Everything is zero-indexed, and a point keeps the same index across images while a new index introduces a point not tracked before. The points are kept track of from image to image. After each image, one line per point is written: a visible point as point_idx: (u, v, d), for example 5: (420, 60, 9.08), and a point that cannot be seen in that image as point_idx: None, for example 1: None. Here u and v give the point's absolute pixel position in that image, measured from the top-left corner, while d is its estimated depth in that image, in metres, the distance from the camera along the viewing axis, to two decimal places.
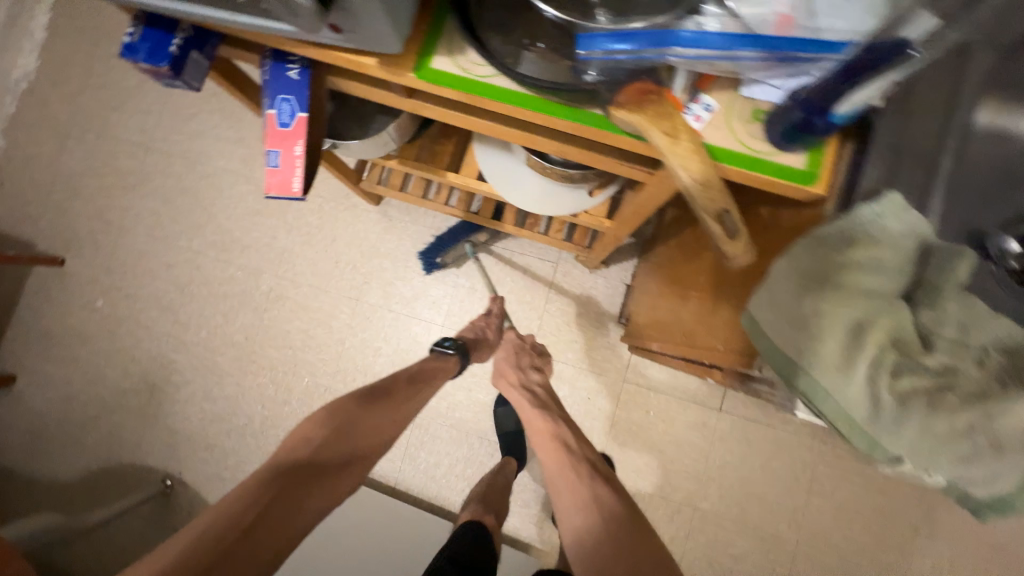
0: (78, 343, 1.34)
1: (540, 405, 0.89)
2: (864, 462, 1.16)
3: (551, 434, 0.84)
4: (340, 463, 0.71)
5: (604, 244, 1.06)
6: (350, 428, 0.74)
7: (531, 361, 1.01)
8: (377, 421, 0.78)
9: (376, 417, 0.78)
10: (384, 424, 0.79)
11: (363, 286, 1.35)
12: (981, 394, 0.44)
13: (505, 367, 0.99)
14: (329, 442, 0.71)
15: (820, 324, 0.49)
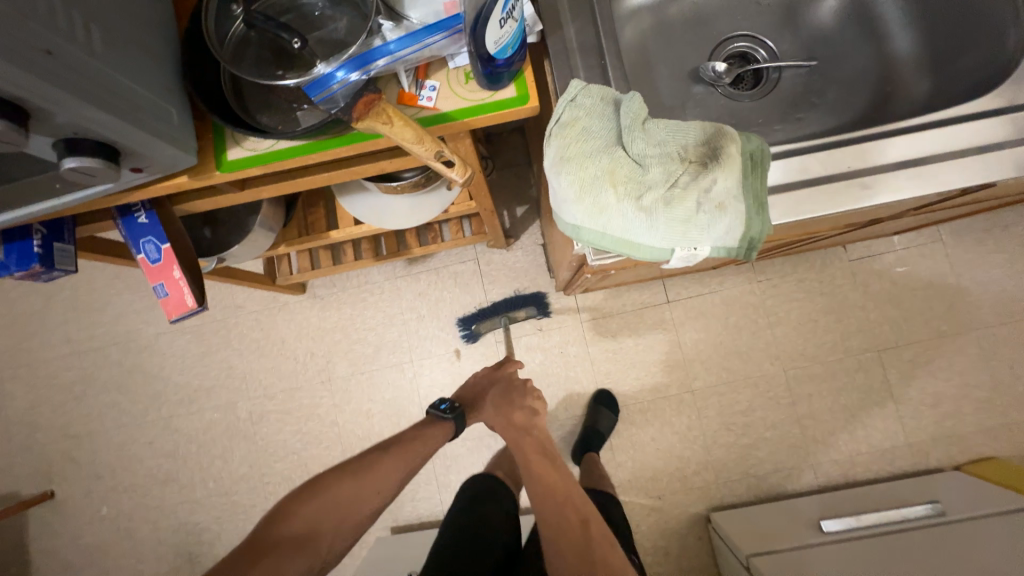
0: (105, 554, 1.37)
1: (544, 455, 0.82)
2: (796, 279, 1.31)
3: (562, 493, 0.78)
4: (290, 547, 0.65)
5: (496, 222, 1.12)
6: (302, 512, 0.68)
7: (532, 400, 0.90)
8: (338, 498, 0.70)
9: (353, 490, 0.72)
10: (350, 503, 0.71)
11: (327, 367, 1.39)
12: (697, 179, 0.46)
13: (504, 402, 0.88)
14: (301, 512, 0.68)
15: (574, 194, 0.47)
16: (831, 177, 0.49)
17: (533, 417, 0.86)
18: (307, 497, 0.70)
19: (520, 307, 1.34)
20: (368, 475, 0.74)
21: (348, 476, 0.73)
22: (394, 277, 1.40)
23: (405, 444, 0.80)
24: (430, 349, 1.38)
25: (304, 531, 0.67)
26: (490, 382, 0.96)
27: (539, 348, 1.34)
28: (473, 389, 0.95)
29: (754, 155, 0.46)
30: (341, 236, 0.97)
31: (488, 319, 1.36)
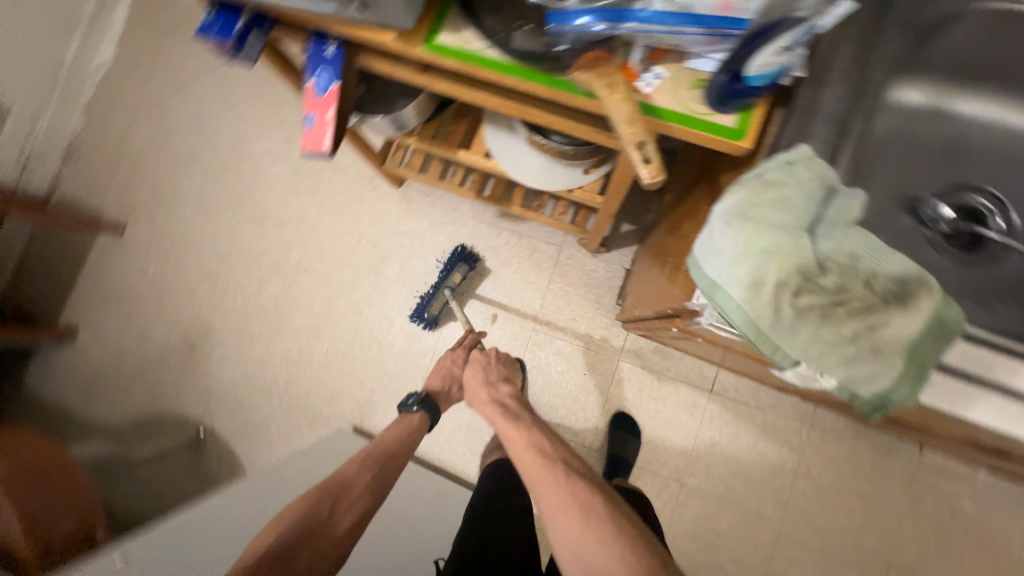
0: (132, 302, 1.52)
1: (512, 417, 0.92)
2: (849, 448, 1.19)
3: (526, 443, 0.84)
4: (276, 556, 0.70)
5: (603, 225, 1.09)
6: (283, 522, 0.75)
7: (497, 373, 1.08)
8: (320, 508, 0.77)
9: (339, 498, 0.80)
10: (333, 513, 0.77)
11: (381, 261, 1.43)
12: (867, 311, 0.41)
13: (474, 385, 1.03)
14: (288, 524, 0.74)
15: (734, 253, 0.43)
16: (996, 386, 0.43)
17: (501, 388, 1.02)
18: (291, 514, 0.76)
19: (455, 270, 1.30)
20: (347, 489, 0.81)
21: (329, 489, 0.80)
22: (479, 219, 1.41)
23: (378, 454, 0.90)
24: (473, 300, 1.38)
25: (298, 539, 0.73)
26: (458, 365, 1.13)
27: (566, 358, 1.32)
28: (449, 369, 1.12)
29: (943, 323, 0.41)
30: (466, 159, 0.96)
31: (434, 299, 1.32)
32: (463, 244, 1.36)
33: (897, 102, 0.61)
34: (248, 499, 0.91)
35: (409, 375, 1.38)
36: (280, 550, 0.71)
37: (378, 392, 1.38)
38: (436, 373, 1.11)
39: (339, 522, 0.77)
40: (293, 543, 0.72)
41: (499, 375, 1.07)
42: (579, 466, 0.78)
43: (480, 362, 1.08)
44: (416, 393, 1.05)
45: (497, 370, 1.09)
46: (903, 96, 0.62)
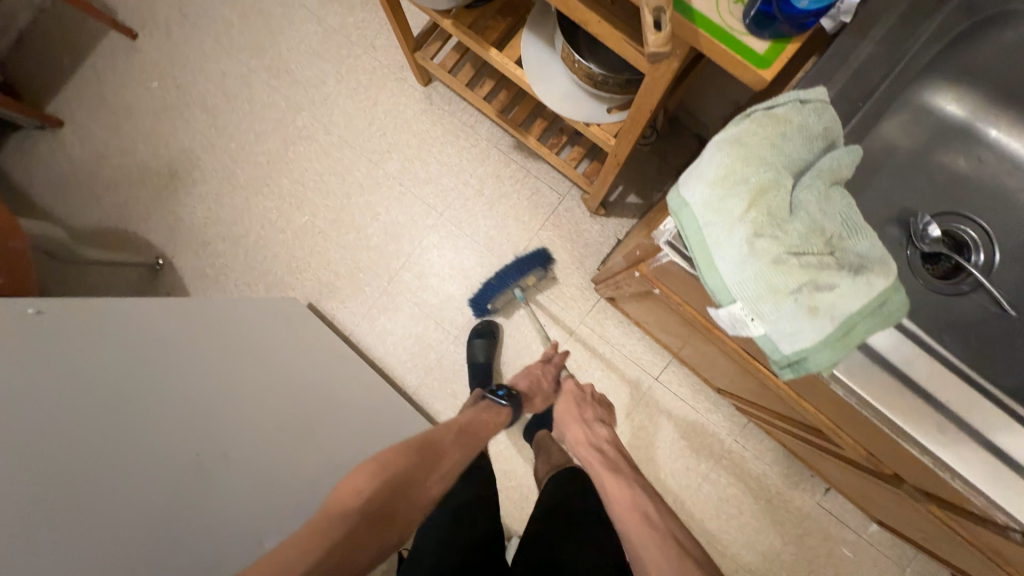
0: (127, 113, 1.47)
1: (612, 466, 0.81)
2: (763, 471, 1.23)
3: (629, 498, 0.74)
4: (373, 506, 0.67)
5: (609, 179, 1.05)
6: (385, 473, 0.71)
7: (594, 411, 0.98)
8: (417, 470, 0.75)
9: (423, 478, 0.75)
10: (427, 478, 0.76)
11: (385, 154, 1.39)
12: (819, 270, 0.40)
13: (568, 415, 0.96)
14: (375, 488, 0.69)
15: (715, 176, 0.41)
16: (912, 384, 0.43)
17: (598, 428, 0.92)
18: (390, 466, 0.72)
19: (532, 272, 1.27)
20: (439, 458, 0.79)
21: (426, 453, 0.77)
22: (493, 144, 1.36)
23: (469, 430, 0.88)
24: (461, 221, 1.36)
25: (382, 506, 0.68)
26: (547, 377, 1.09)
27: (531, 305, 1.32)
28: (543, 381, 1.08)
29: (887, 305, 0.40)
30: (494, 63, 0.90)
31: (502, 295, 1.28)
32: (544, 248, 1.31)
33: (932, 108, 0.60)
34: (223, 343, 0.93)
35: (377, 273, 1.37)
36: (380, 507, 0.68)
37: (343, 279, 1.38)
38: (523, 374, 1.08)
39: (430, 487, 0.76)
40: (391, 498, 0.70)
41: (594, 413, 0.97)
42: (690, 548, 0.66)
43: (575, 395, 1.02)
44: (507, 386, 1.01)
45: (595, 407, 0.99)
46: (938, 106, 0.60)
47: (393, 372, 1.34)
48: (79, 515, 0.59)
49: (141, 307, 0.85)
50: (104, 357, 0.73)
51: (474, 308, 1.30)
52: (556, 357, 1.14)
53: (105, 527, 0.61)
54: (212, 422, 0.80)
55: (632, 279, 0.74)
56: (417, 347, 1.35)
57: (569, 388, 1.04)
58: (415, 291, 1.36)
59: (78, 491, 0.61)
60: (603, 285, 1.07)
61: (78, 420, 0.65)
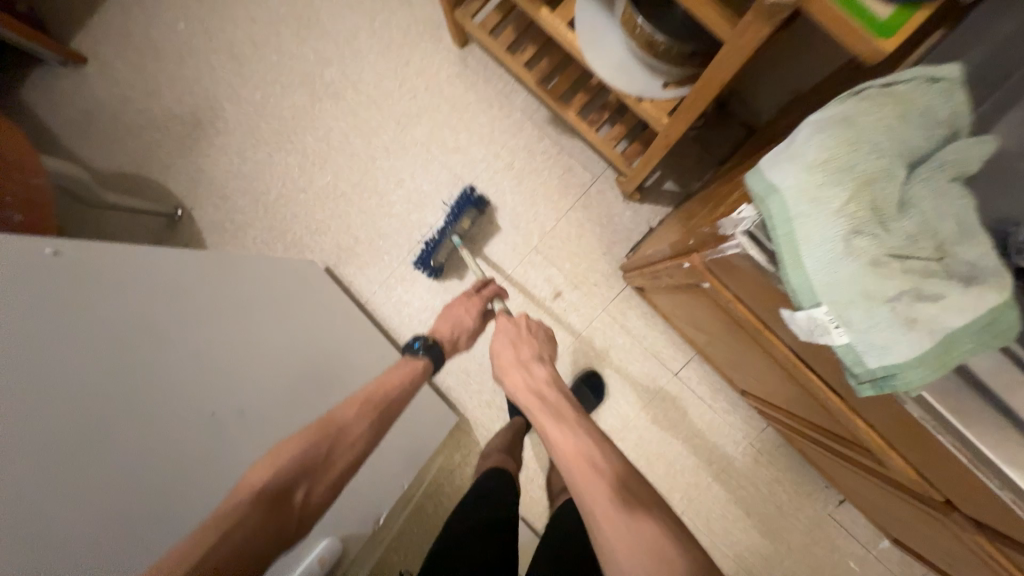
0: (152, 54, 1.42)
1: (552, 411, 0.76)
2: (776, 477, 1.20)
3: (581, 454, 0.68)
4: (258, 497, 0.62)
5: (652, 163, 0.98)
6: (277, 462, 0.65)
7: (534, 347, 0.89)
8: (316, 450, 0.68)
9: (319, 448, 0.68)
10: (328, 459, 0.69)
11: (413, 118, 1.33)
12: (923, 278, 0.35)
13: (503, 359, 0.86)
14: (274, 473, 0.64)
15: (814, 161, 0.36)
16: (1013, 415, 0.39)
17: (535, 369, 0.84)
18: (286, 454, 0.66)
19: (467, 216, 1.24)
20: (345, 429, 0.72)
21: (325, 433, 0.70)
22: (528, 116, 1.29)
23: (384, 393, 0.80)
24: (487, 195, 1.31)
25: (281, 484, 0.64)
26: (471, 316, 0.99)
27: (554, 288, 1.27)
28: (467, 325, 0.98)
29: (997, 324, 0.35)
30: (544, 24, 0.83)
31: (443, 246, 1.24)
32: (471, 187, 1.27)
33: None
34: (223, 285, 0.88)
35: (397, 242, 1.33)
36: (277, 499, 0.63)
37: (362, 245, 1.34)
38: (444, 315, 0.99)
39: (339, 463, 0.70)
40: (290, 483, 0.65)
41: (531, 350, 0.88)
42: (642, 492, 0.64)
43: (509, 330, 0.90)
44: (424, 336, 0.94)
45: (531, 345, 0.88)
46: None
47: (406, 344, 1.32)
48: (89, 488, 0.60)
49: (159, 253, 0.80)
50: (122, 312, 0.70)
51: (423, 268, 1.26)
52: (488, 288, 1.02)
53: (109, 498, 0.61)
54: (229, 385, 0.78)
55: (676, 271, 0.69)
56: (434, 321, 1.32)
57: (499, 326, 0.91)
58: None
59: (89, 447, 0.61)
60: (637, 281, 1.04)
61: (93, 382, 0.63)
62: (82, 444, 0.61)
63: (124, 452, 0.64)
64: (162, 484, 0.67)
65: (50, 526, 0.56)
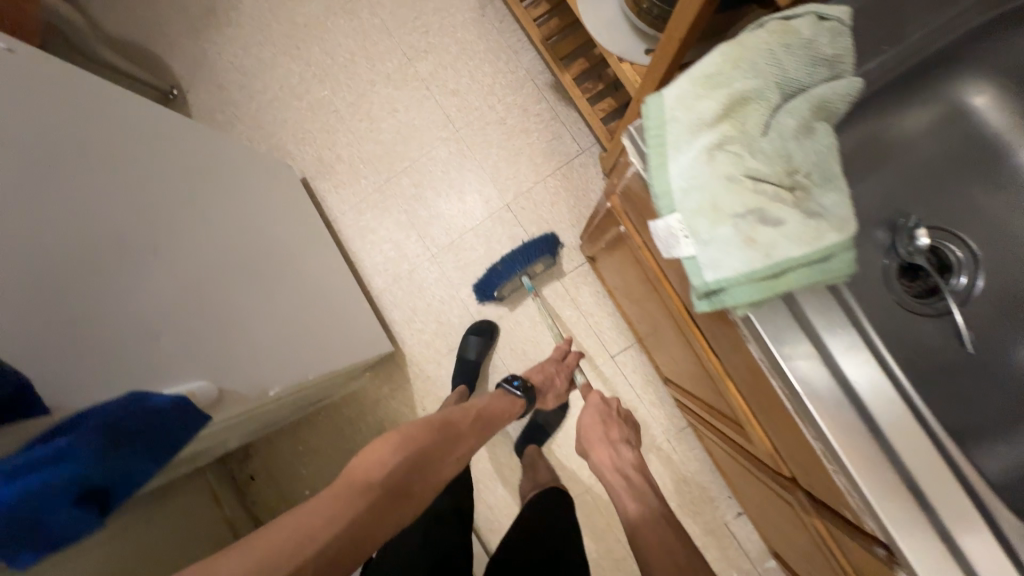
0: None
1: (638, 494, 0.77)
2: (682, 476, 1.22)
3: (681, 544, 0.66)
4: (397, 475, 0.64)
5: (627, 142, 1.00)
6: (406, 451, 0.66)
7: (623, 431, 0.91)
8: (434, 446, 0.70)
9: (439, 455, 0.70)
10: (442, 457, 0.71)
11: (421, 53, 1.34)
12: (769, 202, 0.36)
13: (592, 433, 0.89)
14: (397, 468, 0.64)
15: (699, 75, 0.37)
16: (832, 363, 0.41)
17: (624, 451, 0.85)
18: (415, 441, 0.68)
19: (540, 261, 1.23)
20: (457, 439, 0.75)
21: (444, 435, 0.73)
22: (531, 76, 1.30)
23: (487, 418, 0.85)
24: (474, 144, 1.32)
25: (400, 480, 0.64)
26: (560, 376, 1.05)
27: (516, 248, 1.29)
28: (557, 389, 1.05)
29: (829, 261, 0.37)
30: None
31: (511, 283, 1.23)
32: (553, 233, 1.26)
33: (971, 112, 0.53)
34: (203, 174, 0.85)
35: (377, 169, 1.35)
36: (407, 479, 0.65)
37: (343, 165, 1.36)
38: (539, 369, 1.04)
39: (446, 468, 0.71)
40: (411, 474, 0.65)
41: (622, 433, 0.90)
42: None
43: (601, 409, 0.92)
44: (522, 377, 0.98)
45: (622, 428, 0.91)
46: (979, 112, 0.53)
47: (362, 270, 1.34)
48: (94, 309, 0.56)
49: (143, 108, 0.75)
50: (117, 152, 0.66)
51: (478, 292, 1.26)
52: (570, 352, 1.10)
53: (116, 330, 0.58)
54: (204, 239, 0.76)
55: (606, 218, 0.71)
56: (394, 254, 1.33)
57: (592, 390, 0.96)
58: (408, 199, 1.33)
59: (97, 266, 0.58)
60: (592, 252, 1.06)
61: (91, 201, 0.60)
62: (86, 262, 0.57)
63: (130, 279, 0.61)
64: (164, 328, 0.64)
65: (56, 343, 0.52)
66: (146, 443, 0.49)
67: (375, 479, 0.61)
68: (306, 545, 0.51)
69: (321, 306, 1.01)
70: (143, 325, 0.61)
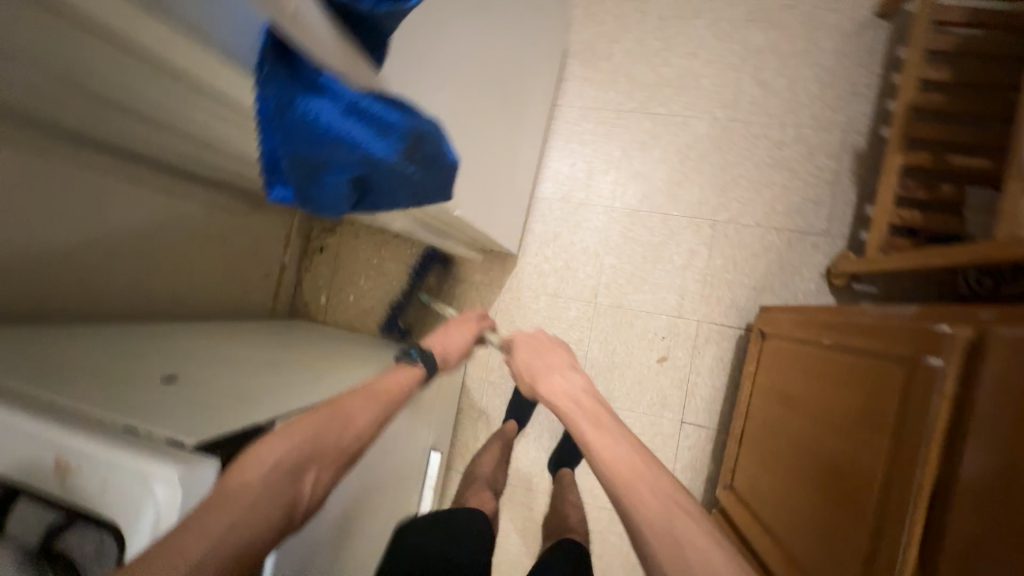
0: None
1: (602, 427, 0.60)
2: None
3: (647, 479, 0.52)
4: (287, 493, 0.47)
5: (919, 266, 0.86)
6: (294, 440, 0.49)
7: (567, 357, 0.76)
8: (325, 430, 0.53)
9: (331, 432, 0.53)
10: (342, 436, 0.54)
11: (764, 27, 1.18)
12: None
13: (536, 368, 0.74)
14: (282, 462, 0.48)
15: None
16: None
17: (576, 376, 0.72)
18: (303, 431, 0.50)
19: (427, 277, 1.29)
20: (347, 409, 0.56)
21: (338, 410, 0.55)
22: (842, 130, 1.14)
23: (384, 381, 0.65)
24: (735, 145, 1.18)
25: (289, 461, 0.48)
26: (459, 337, 0.83)
27: (687, 264, 1.17)
28: (459, 347, 0.82)
29: None
30: None
31: (411, 309, 1.30)
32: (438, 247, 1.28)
33: None
34: None
35: (632, 94, 1.23)
36: (297, 492, 0.48)
37: (607, 67, 1.24)
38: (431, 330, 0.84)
39: (350, 444, 0.55)
40: (303, 464, 0.49)
41: (568, 360, 0.76)
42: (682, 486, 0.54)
43: (532, 342, 0.79)
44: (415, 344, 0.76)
45: (564, 353, 0.77)
46: None
47: (543, 167, 1.25)
48: (446, 22, 0.48)
49: None
50: None
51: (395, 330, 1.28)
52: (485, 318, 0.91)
53: (445, 58, 0.50)
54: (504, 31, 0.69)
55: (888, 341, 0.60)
56: (581, 176, 1.24)
57: (516, 342, 0.79)
58: (634, 141, 1.22)
59: None
60: (771, 328, 0.93)
61: None
62: None
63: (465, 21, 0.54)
64: (460, 91, 0.56)
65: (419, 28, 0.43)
66: (425, 173, 0.38)
67: (247, 492, 0.44)
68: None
69: (511, 171, 0.95)
70: (455, 73, 0.53)
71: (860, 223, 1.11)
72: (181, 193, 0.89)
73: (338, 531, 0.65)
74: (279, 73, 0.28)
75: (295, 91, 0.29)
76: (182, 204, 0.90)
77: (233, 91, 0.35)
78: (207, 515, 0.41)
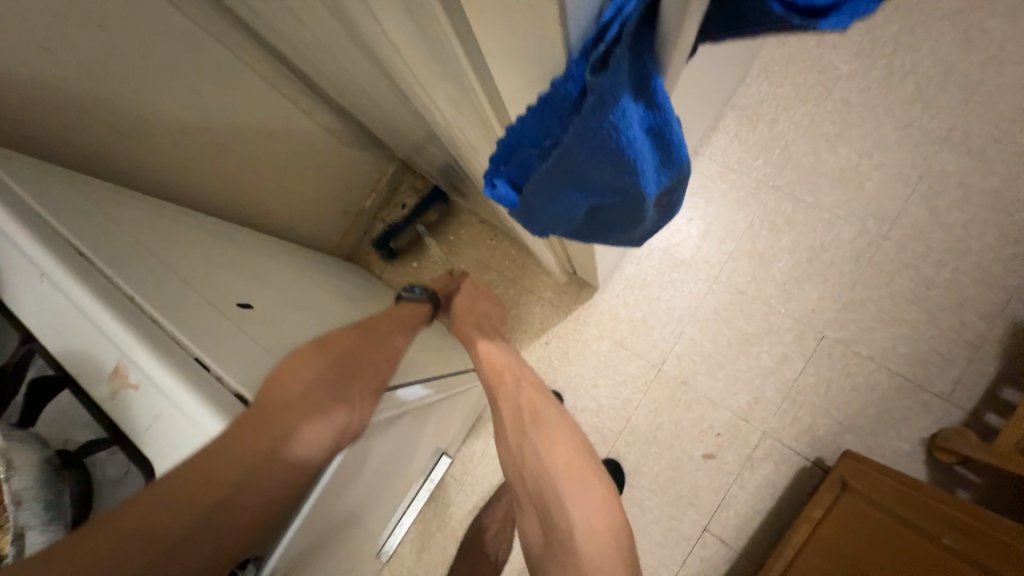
0: None
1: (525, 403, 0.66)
2: None
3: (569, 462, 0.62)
4: (337, 412, 0.46)
5: None
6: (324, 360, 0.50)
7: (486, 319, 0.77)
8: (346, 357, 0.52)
9: (356, 359, 0.52)
10: (365, 364, 0.53)
11: (960, 152, 1.04)
12: None
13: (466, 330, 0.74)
14: (309, 382, 0.47)
15: None
16: None
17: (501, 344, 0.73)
18: (339, 352, 0.52)
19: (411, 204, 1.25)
20: (368, 340, 0.56)
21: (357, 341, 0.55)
22: (1007, 293, 0.99)
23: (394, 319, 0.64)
24: (876, 264, 1.05)
25: (309, 384, 0.47)
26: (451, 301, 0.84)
27: (773, 367, 1.06)
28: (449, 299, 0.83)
29: None
30: None
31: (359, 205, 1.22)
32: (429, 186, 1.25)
33: None
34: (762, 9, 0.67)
35: (783, 169, 1.11)
36: (347, 412, 0.46)
37: (768, 131, 1.13)
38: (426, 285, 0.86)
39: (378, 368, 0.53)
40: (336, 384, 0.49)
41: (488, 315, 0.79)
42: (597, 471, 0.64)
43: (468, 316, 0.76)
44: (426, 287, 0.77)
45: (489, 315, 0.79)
46: None
47: None
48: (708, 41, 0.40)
49: None
50: None
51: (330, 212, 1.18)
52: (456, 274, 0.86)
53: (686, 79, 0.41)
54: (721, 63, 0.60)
55: None
56: (695, 232, 1.13)
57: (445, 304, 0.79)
58: (766, 219, 1.10)
59: None
60: (862, 486, 0.81)
61: None
62: None
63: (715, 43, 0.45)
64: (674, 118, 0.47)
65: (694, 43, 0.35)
66: (657, 215, 0.31)
67: (299, 405, 0.45)
68: (210, 497, 0.40)
69: None
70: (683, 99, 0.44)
71: (988, 403, 0.97)
72: (308, 109, 0.84)
73: (356, 519, 0.61)
74: (625, 67, 0.19)
75: (626, 95, 0.20)
76: (304, 120, 0.85)
77: (481, 32, 0.25)
78: (263, 426, 0.42)
